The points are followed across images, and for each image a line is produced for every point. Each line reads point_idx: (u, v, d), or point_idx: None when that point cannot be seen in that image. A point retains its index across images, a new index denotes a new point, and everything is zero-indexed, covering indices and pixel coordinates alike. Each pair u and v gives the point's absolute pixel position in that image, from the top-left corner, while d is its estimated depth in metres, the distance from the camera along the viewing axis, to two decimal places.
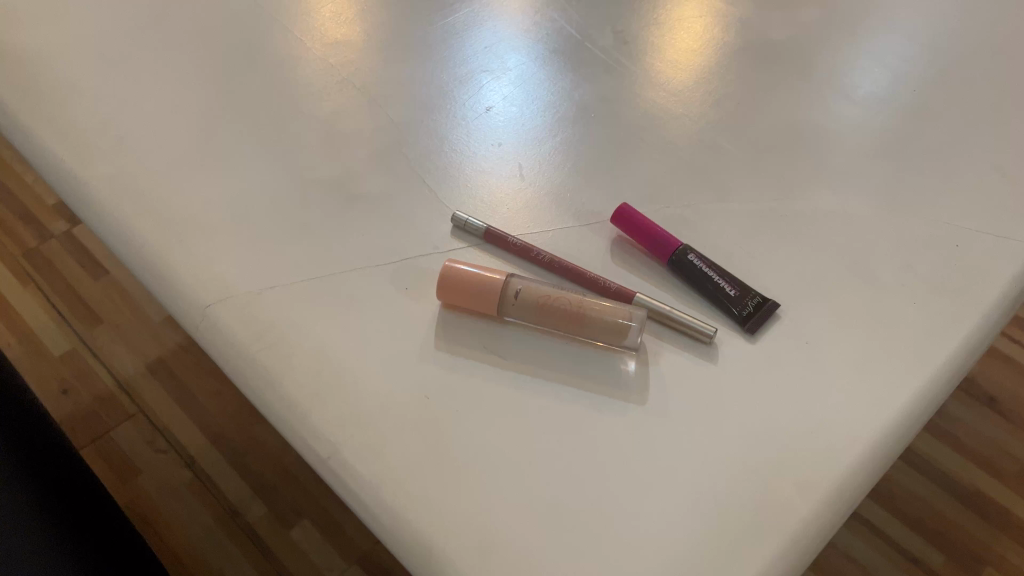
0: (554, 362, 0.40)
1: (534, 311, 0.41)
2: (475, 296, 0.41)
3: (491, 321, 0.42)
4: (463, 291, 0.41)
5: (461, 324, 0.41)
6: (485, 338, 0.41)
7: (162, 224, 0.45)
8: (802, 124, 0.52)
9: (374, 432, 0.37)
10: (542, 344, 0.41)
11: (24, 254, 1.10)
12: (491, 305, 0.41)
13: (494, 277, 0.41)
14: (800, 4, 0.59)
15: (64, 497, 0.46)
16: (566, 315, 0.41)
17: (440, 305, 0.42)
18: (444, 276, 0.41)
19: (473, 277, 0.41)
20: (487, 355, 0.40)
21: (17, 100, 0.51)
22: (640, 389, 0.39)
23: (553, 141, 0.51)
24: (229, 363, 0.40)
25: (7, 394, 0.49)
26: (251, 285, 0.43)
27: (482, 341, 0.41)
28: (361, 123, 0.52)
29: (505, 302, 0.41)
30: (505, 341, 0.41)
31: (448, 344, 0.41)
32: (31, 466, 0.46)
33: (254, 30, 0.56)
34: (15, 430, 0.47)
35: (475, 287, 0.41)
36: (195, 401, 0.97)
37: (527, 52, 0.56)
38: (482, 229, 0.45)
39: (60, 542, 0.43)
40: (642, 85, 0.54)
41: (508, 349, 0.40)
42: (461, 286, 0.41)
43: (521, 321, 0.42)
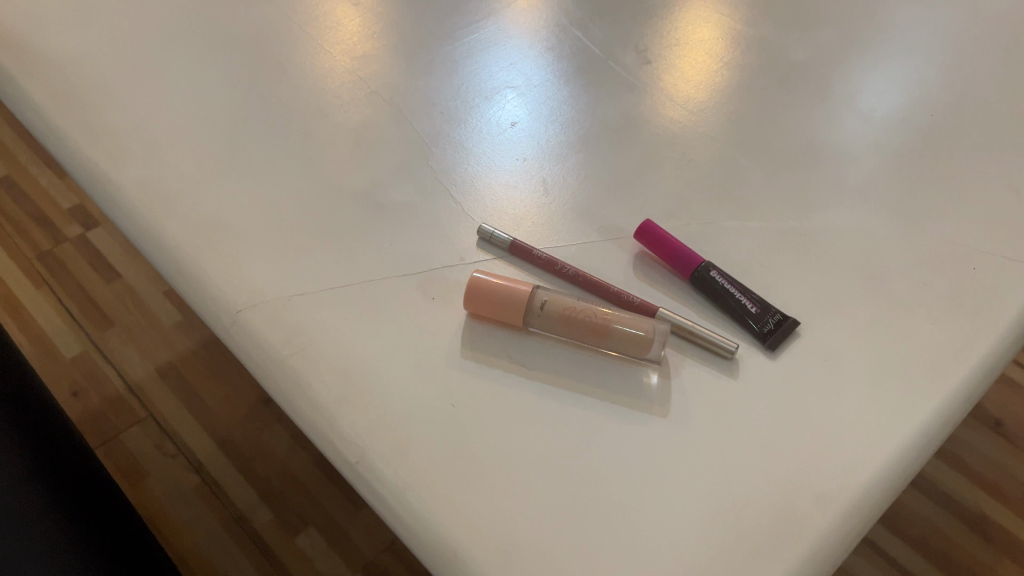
0: (578, 374, 0.41)
1: (558, 322, 0.42)
2: (502, 307, 0.42)
3: (516, 332, 0.42)
4: (490, 302, 0.42)
5: (487, 334, 0.42)
6: (510, 348, 0.42)
7: (193, 229, 0.46)
8: (822, 144, 0.53)
9: (400, 437, 0.38)
10: (566, 355, 0.42)
11: (37, 256, 1.11)
12: (517, 316, 0.42)
13: (521, 289, 0.42)
14: (819, 26, 0.60)
15: (82, 493, 0.46)
16: (591, 328, 0.42)
17: (467, 315, 0.43)
18: (471, 287, 0.42)
19: (500, 288, 0.42)
20: (513, 365, 0.41)
21: (51, 105, 0.52)
22: (662, 401, 0.40)
23: (576, 157, 0.52)
24: (258, 366, 0.41)
25: (22, 397, 0.50)
26: (281, 291, 0.43)
27: (508, 352, 0.41)
28: (387, 135, 0.53)
29: (531, 314, 0.42)
30: (530, 352, 0.42)
31: (475, 353, 0.41)
32: (49, 463, 0.46)
33: (283, 41, 0.57)
34: (32, 431, 0.48)
35: (502, 298, 0.42)
36: (206, 406, 0.98)
37: (550, 69, 0.57)
38: (508, 241, 0.46)
39: (81, 534, 0.43)
40: (665, 103, 0.55)
41: (533, 360, 0.41)
42: (488, 296, 0.42)
43: (546, 333, 0.42)
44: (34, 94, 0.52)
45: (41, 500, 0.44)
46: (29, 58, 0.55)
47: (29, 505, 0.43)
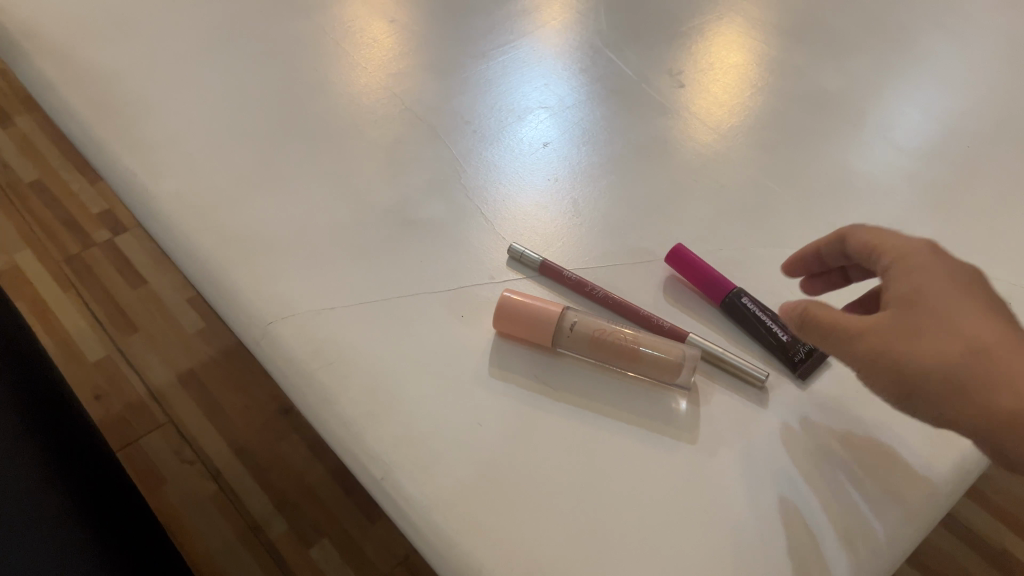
0: (606, 397, 0.41)
1: (587, 344, 0.42)
2: (531, 327, 0.42)
3: (544, 352, 0.42)
4: (520, 321, 0.42)
5: (515, 354, 0.42)
6: (538, 368, 0.42)
7: (225, 241, 0.47)
8: (856, 172, 0.53)
9: (426, 455, 0.38)
10: (594, 377, 0.41)
11: (66, 259, 1.13)
12: (546, 337, 0.42)
13: (551, 309, 0.42)
14: (854, 54, 0.60)
15: (102, 497, 0.46)
16: (619, 351, 0.41)
17: (495, 333, 0.43)
18: (501, 306, 0.42)
19: (530, 307, 0.42)
20: (541, 386, 0.41)
21: (90, 114, 0.53)
22: (691, 427, 0.40)
23: (606, 179, 0.52)
24: (286, 379, 0.41)
25: (47, 402, 0.50)
26: (310, 305, 0.44)
27: (536, 372, 0.41)
28: (420, 152, 0.53)
29: (561, 335, 0.42)
30: (558, 373, 0.41)
31: (502, 372, 0.41)
32: (72, 467, 0.46)
33: (319, 56, 0.58)
34: (55, 434, 0.48)
35: (532, 318, 0.42)
36: (227, 415, 0.98)
37: (583, 91, 0.57)
38: (538, 261, 0.46)
39: (101, 537, 0.43)
40: (697, 127, 0.55)
41: (561, 382, 0.41)
42: (518, 316, 0.42)
43: (575, 354, 0.42)
44: (75, 104, 0.53)
45: (63, 504, 0.44)
46: (71, 67, 0.55)
47: (52, 509, 0.43)
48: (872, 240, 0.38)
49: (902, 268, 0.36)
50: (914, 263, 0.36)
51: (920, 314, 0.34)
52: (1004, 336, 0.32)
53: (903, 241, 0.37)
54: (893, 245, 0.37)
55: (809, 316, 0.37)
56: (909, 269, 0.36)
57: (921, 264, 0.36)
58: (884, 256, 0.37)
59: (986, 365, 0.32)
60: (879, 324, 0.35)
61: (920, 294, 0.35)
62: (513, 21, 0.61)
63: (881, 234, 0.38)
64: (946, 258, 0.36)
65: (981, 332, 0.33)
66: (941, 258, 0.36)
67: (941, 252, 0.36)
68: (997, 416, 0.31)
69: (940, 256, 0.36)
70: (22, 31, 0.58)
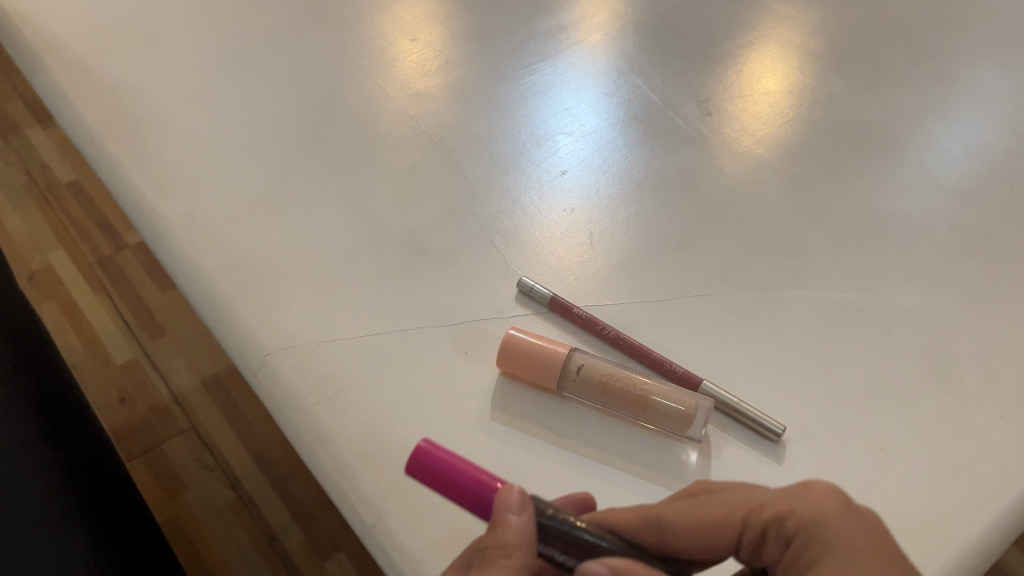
0: (611, 445, 0.39)
1: (594, 389, 0.40)
2: (537, 369, 0.41)
3: (550, 396, 0.41)
4: (525, 362, 0.41)
5: (520, 396, 0.41)
6: (544, 412, 0.40)
7: (233, 267, 0.46)
8: (890, 211, 0.50)
9: (421, 501, 0.37)
10: (602, 424, 0.40)
11: (97, 260, 1.12)
12: (552, 380, 0.40)
13: (558, 351, 0.41)
14: (893, 84, 0.58)
15: (95, 480, 0.42)
16: (628, 398, 0.40)
17: (501, 373, 0.42)
18: (505, 346, 0.41)
19: (536, 348, 0.41)
20: (544, 431, 0.39)
21: (105, 130, 0.52)
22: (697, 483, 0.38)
23: (626, 211, 0.50)
24: (284, 413, 0.40)
25: (50, 378, 0.47)
26: (314, 337, 0.43)
27: (542, 416, 0.40)
28: (435, 178, 0.51)
29: (567, 378, 0.41)
30: (564, 417, 0.40)
31: (506, 415, 0.40)
32: (65, 443, 0.43)
33: (339, 76, 0.57)
34: (54, 409, 0.44)
35: (538, 360, 0.41)
36: (246, 424, 0.97)
37: (607, 116, 0.55)
38: (548, 297, 0.45)
39: (84, 518, 0.39)
40: (724, 157, 0.53)
41: (566, 427, 0.40)
42: (524, 357, 0.41)
43: (581, 399, 0.41)
44: (91, 118, 0.53)
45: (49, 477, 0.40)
46: (89, 82, 0.55)
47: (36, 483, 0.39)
48: (731, 499, 0.32)
49: (816, 549, 0.28)
50: (825, 536, 0.28)
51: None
52: None
53: (788, 496, 0.30)
54: (792, 510, 0.29)
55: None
56: (815, 545, 0.28)
57: (840, 536, 0.28)
58: (763, 519, 0.30)
59: None
60: None
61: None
62: (539, 42, 0.60)
63: (740, 495, 0.32)
64: (871, 529, 0.28)
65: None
66: (864, 524, 0.28)
67: (862, 511, 0.29)
68: None
69: (859, 522, 0.28)
70: (46, 44, 0.57)
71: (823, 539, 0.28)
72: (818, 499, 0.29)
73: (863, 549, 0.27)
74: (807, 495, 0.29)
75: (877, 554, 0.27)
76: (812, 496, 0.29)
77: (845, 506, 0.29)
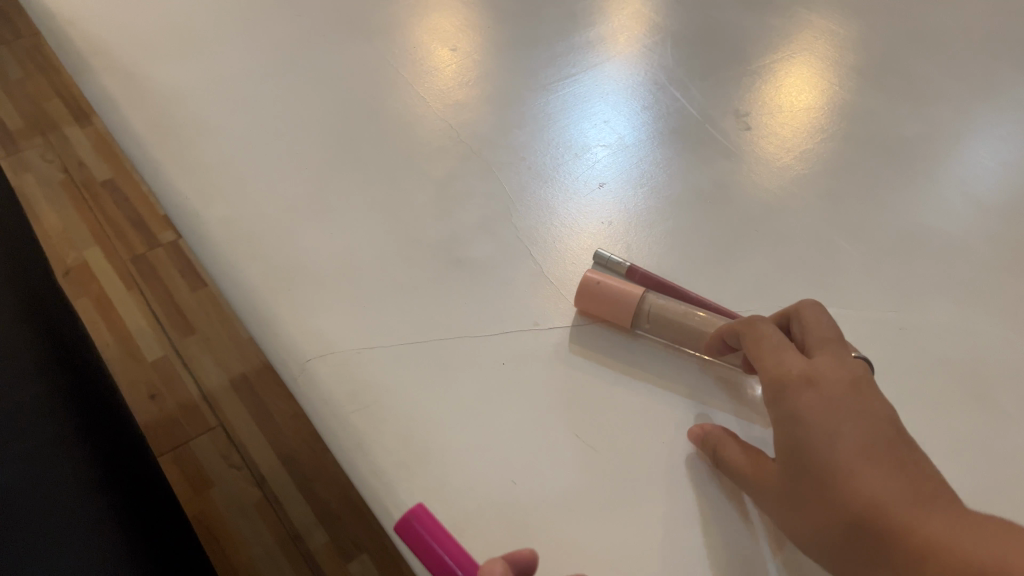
0: (671, 377, 0.43)
1: (665, 326, 0.44)
2: (613, 309, 0.44)
3: (623, 331, 0.45)
4: (601, 302, 0.44)
5: (593, 331, 0.45)
6: (617, 347, 0.44)
7: (273, 272, 0.46)
8: (929, 229, 0.50)
9: (457, 511, 0.38)
10: (669, 360, 0.44)
11: (131, 258, 1.14)
12: (626, 318, 0.44)
13: (631, 291, 0.44)
14: (933, 100, 0.57)
15: (131, 474, 0.43)
16: (697, 337, 0.43)
17: (576, 310, 0.46)
18: (583, 287, 0.45)
19: (612, 289, 0.44)
20: (594, 416, 0.41)
21: (150, 135, 0.53)
22: (728, 509, 0.39)
23: (663, 224, 0.50)
24: (322, 418, 0.41)
25: (86, 374, 0.47)
26: (351, 344, 0.43)
27: (615, 350, 0.44)
28: (472, 188, 0.52)
29: (640, 316, 0.44)
30: (635, 353, 0.44)
31: (582, 346, 0.44)
32: (101, 440, 0.43)
33: (378, 84, 0.58)
34: (89, 407, 0.45)
35: (613, 301, 0.44)
36: (272, 421, 0.98)
37: (644, 129, 0.55)
38: (624, 266, 0.47)
39: (119, 515, 0.39)
40: (762, 172, 0.53)
41: (636, 361, 0.44)
42: (598, 296, 0.44)
43: (652, 335, 0.45)
44: (137, 123, 0.54)
45: (85, 478, 0.40)
46: (134, 87, 0.56)
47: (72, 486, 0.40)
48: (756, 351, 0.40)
49: (784, 399, 0.37)
50: (795, 406, 0.36)
51: (845, 493, 0.33)
52: (885, 488, 0.33)
53: (775, 357, 0.39)
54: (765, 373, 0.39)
55: (716, 446, 0.39)
56: (788, 409, 0.37)
57: (809, 409, 0.36)
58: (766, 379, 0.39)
59: (873, 525, 0.32)
60: (769, 473, 0.37)
61: (801, 437, 0.36)
62: (576, 54, 0.60)
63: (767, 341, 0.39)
64: (829, 397, 0.36)
65: (920, 522, 0.31)
66: (819, 388, 0.37)
67: (821, 382, 0.37)
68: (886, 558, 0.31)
69: (823, 391, 0.36)
70: (91, 47, 0.58)
71: (790, 409, 0.37)
72: (785, 364, 0.38)
73: (825, 412, 0.36)
74: (778, 360, 0.38)
75: (823, 402, 0.36)
76: (783, 360, 0.38)
77: (807, 379, 0.37)
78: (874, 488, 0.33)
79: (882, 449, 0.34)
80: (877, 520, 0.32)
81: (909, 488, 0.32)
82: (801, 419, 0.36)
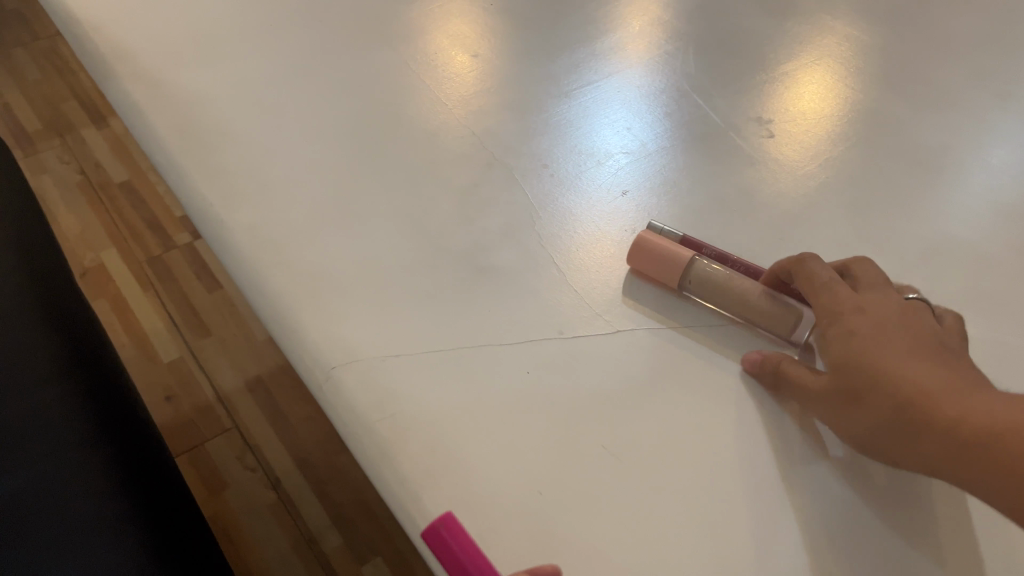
0: (699, 374, 0.44)
1: (712, 288, 0.46)
2: (662, 270, 0.46)
3: (669, 291, 0.47)
4: (652, 262, 0.46)
5: (639, 288, 0.47)
6: (663, 305, 0.46)
7: (297, 279, 0.47)
8: (954, 240, 0.50)
9: (482, 521, 0.38)
10: (712, 320, 0.46)
11: (148, 260, 1.14)
12: (675, 278, 0.46)
13: (683, 252, 0.46)
14: (958, 109, 0.57)
15: None
16: (741, 302, 0.45)
17: (627, 267, 0.48)
18: (636, 244, 0.47)
19: (665, 250, 0.46)
20: (619, 426, 0.41)
21: (174, 142, 0.53)
22: (753, 522, 0.39)
23: (686, 232, 0.50)
24: (347, 426, 0.41)
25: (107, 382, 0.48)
26: (376, 351, 0.43)
27: (661, 307, 0.46)
28: (495, 195, 0.52)
29: (688, 277, 0.46)
30: (679, 311, 0.46)
31: (632, 299, 0.47)
32: None
33: (400, 90, 0.58)
34: None
35: (665, 262, 0.46)
36: (287, 423, 0.98)
37: (667, 137, 0.55)
38: (677, 237, 0.49)
39: None
40: (787, 180, 0.53)
41: (680, 316, 0.46)
42: (651, 254, 0.46)
43: (697, 297, 0.46)
44: (161, 130, 0.54)
45: None
46: (158, 93, 0.56)
47: None
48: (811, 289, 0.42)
49: (837, 323, 0.40)
50: (847, 326, 0.40)
51: (896, 392, 0.36)
52: (932, 381, 0.36)
53: (828, 290, 0.42)
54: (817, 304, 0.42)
55: (779, 365, 0.42)
56: (840, 330, 0.40)
57: (860, 328, 0.39)
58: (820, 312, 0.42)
59: (922, 412, 0.35)
60: (822, 394, 0.40)
61: (853, 351, 0.39)
62: (598, 60, 0.60)
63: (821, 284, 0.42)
64: (880, 320, 0.39)
65: (956, 406, 0.34)
66: (870, 313, 0.40)
67: (869, 309, 0.40)
68: (932, 450, 0.34)
69: (873, 317, 0.40)
70: (115, 53, 0.59)
71: (843, 328, 0.40)
72: (836, 298, 0.41)
73: (875, 330, 0.39)
74: (828, 294, 0.42)
75: (871, 323, 0.39)
76: (833, 295, 0.41)
77: (858, 308, 0.40)
78: (919, 380, 0.36)
79: (926, 354, 0.37)
80: (925, 407, 0.35)
81: (953, 381, 0.35)
82: (853, 337, 0.39)
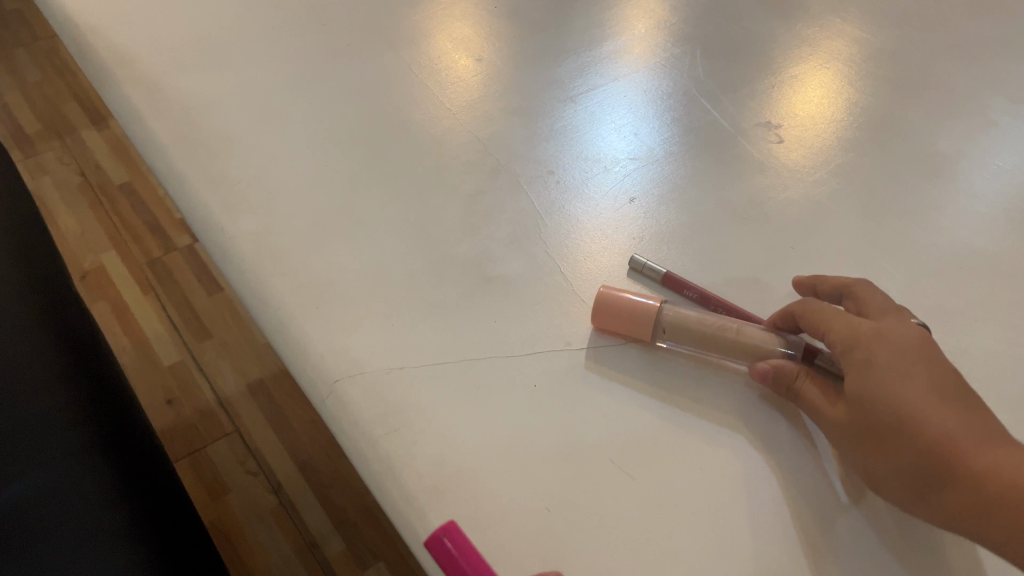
0: (709, 386, 0.43)
1: (687, 335, 0.44)
2: (633, 326, 0.44)
3: (644, 347, 0.44)
4: (620, 317, 0.44)
5: (612, 348, 0.44)
6: (644, 363, 0.44)
7: (300, 289, 0.46)
8: (969, 247, 0.49)
9: (490, 538, 0.37)
10: (694, 372, 0.43)
11: (148, 263, 1.13)
12: (647, 333, 0.44)
13: (648, 305, 0.44)
14: (972, 115, 0.56)
15: None
16: (722, 344, 0.43)
17: (593, 327, 0.45)
18: (599, 303, 0.44)
19: (630, 306, 0.44)
20: (629, 439, 0.40)
21: (174, 148, 0.52)
22: (767, 538, 0.38)
23: (695, 241, 0.49)
24: (352, 440, 0.40)
25: None
26: (381, 364, 0.43)
27: (640, 366, 0.43)
28: (501, 203, 0.51)
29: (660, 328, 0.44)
30: (661, 367, 0.43)
31: (604, 364, 0.43)
32: None
33: (404, 96, 0.57)
34: None
35: (634, 317, 0.43)
36: (289, 428, 0.97)
37: (674, 142, 0.54)
38: (660, 273, 0.47)
39: None
40: (796, 187, 0.52)
41: (664, 373, 0.43)
42: (615, 311, 0.44)
43: (675, 348, 0.44)
44: (161, 136, 0.53)
45: None
46: (158, 98, 0.55)
47: None
48: (822, 320, 0.41)
49: (855, 352, 0.39)
50: (865, 356, 0.39)
51: (919, 433, 0.35)
52: (954, 430, 0.35)
53: (836, 318, 0.41)
54: (828, 332, 0.41)
55: (795, 380, 0.41)
56: (859, 359, 0.39)
57: (880, 359, 0.38)
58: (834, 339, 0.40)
59: (942, 463, 0.34)
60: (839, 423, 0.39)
61: (871, 386, 0.38)
62: (604, 64, 0.59)
63: (832, 316, 0.41)
64: (900, 350, 0.38)
65: (982, 459, 0.34)
66: (890, 342, 0.39)
67: (891, 336, 0.39)
68: (949, 505, 0.34)
69: (891, 343, 0.39)
70: (115, 58, 0.58)
71: (862, 358, 0.39)
72: (851, 325, 0.40)
73: (896, 361, 0.38)
74: (840, 322, 0.41)
75: (890, 353, 0.38)
76: (845, 323, 0.40)
77: (876, 334, 0.39)
78: (941, 428, 0.35)
79: (950, 394, 0.36)
80: (946, 457, 0.34)
81: (976, 431, 0.35)
82: (871, 371, 0.38)
